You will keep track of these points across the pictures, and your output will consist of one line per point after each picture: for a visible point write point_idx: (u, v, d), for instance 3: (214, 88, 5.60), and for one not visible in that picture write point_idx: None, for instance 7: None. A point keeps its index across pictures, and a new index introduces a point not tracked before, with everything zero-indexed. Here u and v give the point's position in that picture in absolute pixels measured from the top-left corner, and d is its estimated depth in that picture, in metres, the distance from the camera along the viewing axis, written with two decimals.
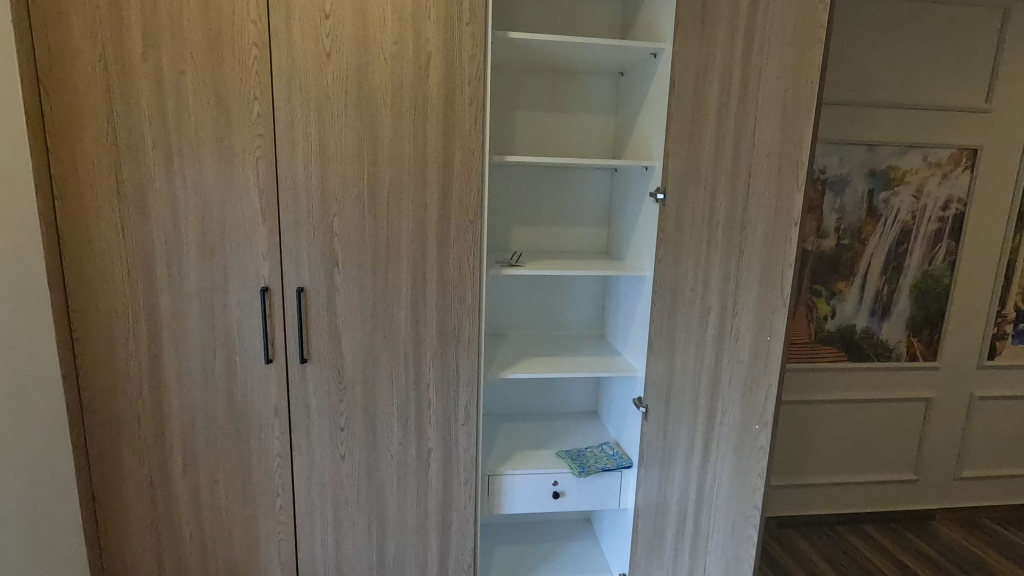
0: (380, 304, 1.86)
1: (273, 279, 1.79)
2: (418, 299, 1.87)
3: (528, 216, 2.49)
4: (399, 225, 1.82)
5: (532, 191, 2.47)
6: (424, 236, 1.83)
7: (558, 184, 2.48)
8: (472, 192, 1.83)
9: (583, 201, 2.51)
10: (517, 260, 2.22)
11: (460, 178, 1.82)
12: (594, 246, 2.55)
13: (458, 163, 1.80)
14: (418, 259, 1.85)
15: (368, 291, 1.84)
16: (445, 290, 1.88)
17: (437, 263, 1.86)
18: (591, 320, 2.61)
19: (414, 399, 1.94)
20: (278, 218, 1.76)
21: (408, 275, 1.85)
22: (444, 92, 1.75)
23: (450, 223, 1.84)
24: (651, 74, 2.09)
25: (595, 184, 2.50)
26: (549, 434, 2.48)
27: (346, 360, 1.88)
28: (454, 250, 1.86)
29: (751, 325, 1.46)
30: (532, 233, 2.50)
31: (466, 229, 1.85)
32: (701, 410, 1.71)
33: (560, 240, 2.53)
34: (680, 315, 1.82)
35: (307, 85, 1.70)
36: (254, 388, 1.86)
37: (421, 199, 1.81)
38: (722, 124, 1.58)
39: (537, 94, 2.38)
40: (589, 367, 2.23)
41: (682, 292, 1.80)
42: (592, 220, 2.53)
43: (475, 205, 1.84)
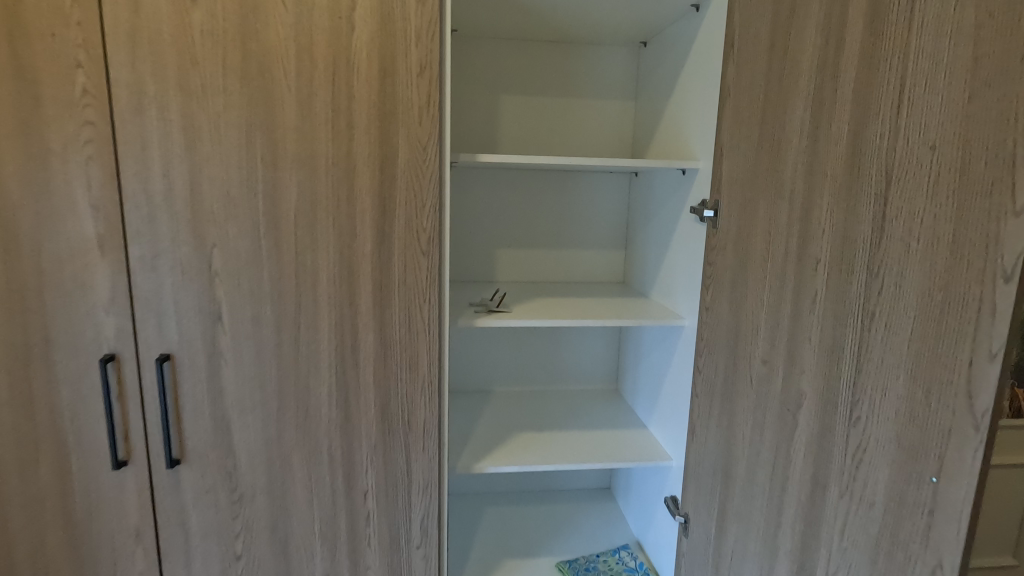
0: (289, 376, 1.24)
1: (123, 343, 1.18)
2: (348, 368, 1.25)
3: (519, 235, 1.87)
4: (316, 259, 1.20)
5: (523, 202, 1.85)
6: (353, 275, 1.21)
7: (558, 193, 1.86)
8: (425, 208, 1.21)
9: (591, 215, 1.88)
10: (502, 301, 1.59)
11: (406, 188, 1.19)
12: (606, 275, 1.93)
13: (404, 163, 1.18)
14: (345, 310, 1.22)
15: (271, 357, 1.23)
16: (389, 353, 1.26)
17: (374, 316, 1.23)
18: (601, 371, 2.00)
19: (344, 513, 1.31)
20: (124, 251, 1.15)
21: (331, 334, 1.23)
22: (378, 56, 1.14)
23: (394, 255, 1.22)
24: (691, 38, 1.47)
25: (608, 192, 1.88)
26: (547, 526, 1.86)
27: (240, 458, 1.26)
28: (399, 296, 1.24)
29: (893, 448, 0.82)
30: (522, 257, 1.88)
31: (418, 264, 1.23)
32: (781, 557, 1.07)
33: (561, 266, 1.91)
34: (739, 396, 1.19)
35: (161, 42, 1.09)
36: (102, 502, 1.25)
37: (349, 219, 1.19)
38: (823, 99, 0.95)
39: (529, 73, 1.76)
40: (601, 449, 1.61)
41: (746, 362, 1.17)
42: (604, 240, 1.91)
43: (430, 228, 1.21)
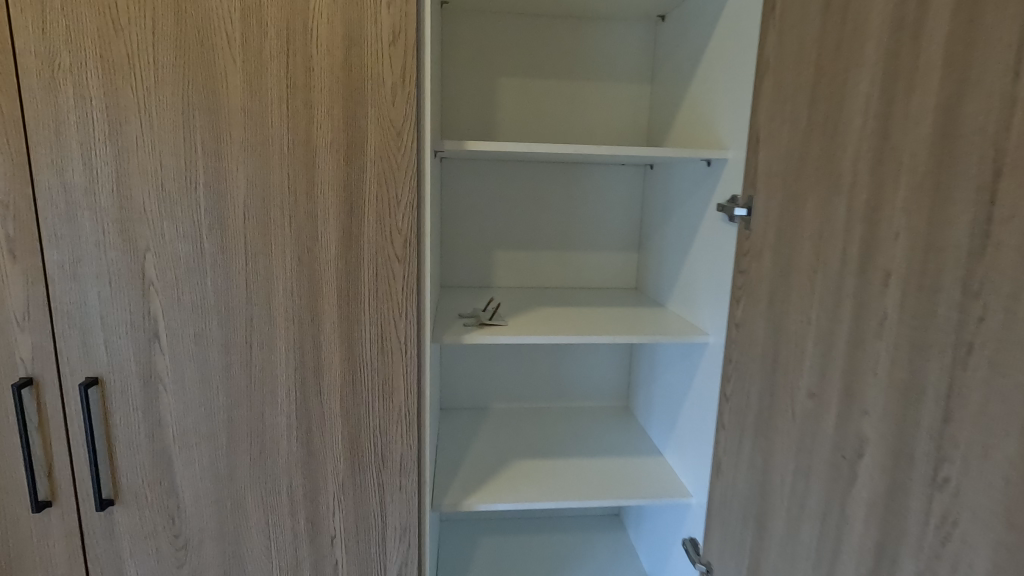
0: (241, 404, 1.05)
1: (42, 365, 1.00)
2: (311, 394, 1.06)
3: (518, 235, 1.67)
4: (269, 266, 1.00)
5: (523, 199, 1.65)
6: (315, 286, 1.02)
7: (563, 188, 1.65)
8: (400, 206, 1.00)
9: (600, 213, 1.68)
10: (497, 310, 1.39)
11: (377, 182, 0.99)
12: (616, 280, 1.73)
13: (373, 152, 0.98)
14: (306, 326, 1.03)
15: (218, 382, 1.04)
16: (358, 378, 1.06)
17: (340, 334, 1.04)
18: (610, 386, 1.80)
19: (308, 561, 1.12)
20: (40, 257, 0.96)
21: (291, 354, 1.04)
22: (342, 20, 0.93)
23: (363, 261, 1.02)
24: (718, 6, 1.25)
25: (619, 188, 1.67)
26: (549, 560, 1.66)
27: (185, 498, 1.07)
28: (369, 310, 1.04)
29: (982, 526, 0.60)
30: (523, 260, 1.68)
31: (391, 272, 1.03)
32: None
33: (566, 271, 1.70)
34: (776, 435, 0.99)
35: (77, 3, 0.89)
36: (24, 549, 1.07)
37: (309, 219, 0.99)
38: (897, 65, 0.73)
39: (531, 52, 1.56)
40: (610, 480, 1.40)
41: (787, 393, 0.96)
42: (614, 241, 1.70)
43: (405, 230, 1.01)
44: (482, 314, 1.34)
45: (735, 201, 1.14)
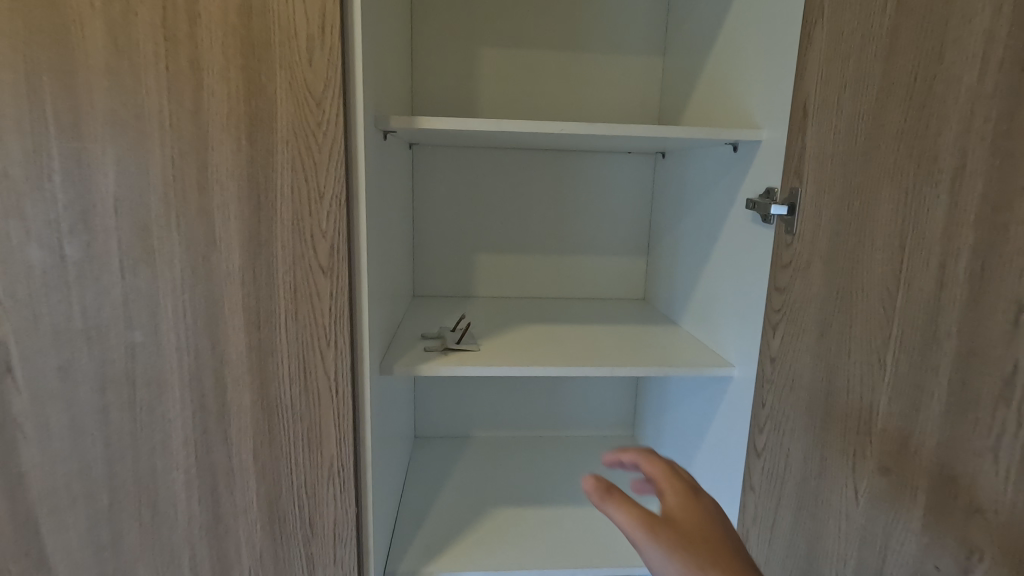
0: (124, 457, 0.81)
1: None
2: (214, 445, 0.82)
3: (504, 236, 1.41)
4: (153, 281, 0.76)
5: (510, 194, 1.39)
6: (214, 306, 0.78)
7: (557, 181, 1.40)
8: (323, 202, 0.76)
9: (600, 210, 1.42)
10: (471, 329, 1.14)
11: (291, 170, 0.74)
12: (620, 289, 1.47)
13: (285, 129, 0.73)
14: (203, 359, 0.79)
15: (92, 430, 0.80)
16: (275, 424, 0.82)
17: (250, 369, 0.80)
18: (613, 412, 1.54)
19: None
20: None
21: (185, 394, 0.80)
22: None
23: (275, 273, 0.77)
24: None
25: (624, 180, 1.41)
26: None
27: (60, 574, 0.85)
28: (285, 338, 0.79)
29: None
30: (509, 265, 1.43)
31: (314, 289, 0.78)
32: None
33: (561, 278, 1.45)
34: (827, 516, 0.72)
35: None
36: None
37: (201, 218, 0.75)
38: None
39: (518, 17, 1.30)
40: (608, 538, 1.15)
41: (844, 461, 0.69)
42: (618, 243, 1.44)
43: (331, 234, 0.77)
44: (449, 333, 1.08)
45: (770, 193, 0.87)
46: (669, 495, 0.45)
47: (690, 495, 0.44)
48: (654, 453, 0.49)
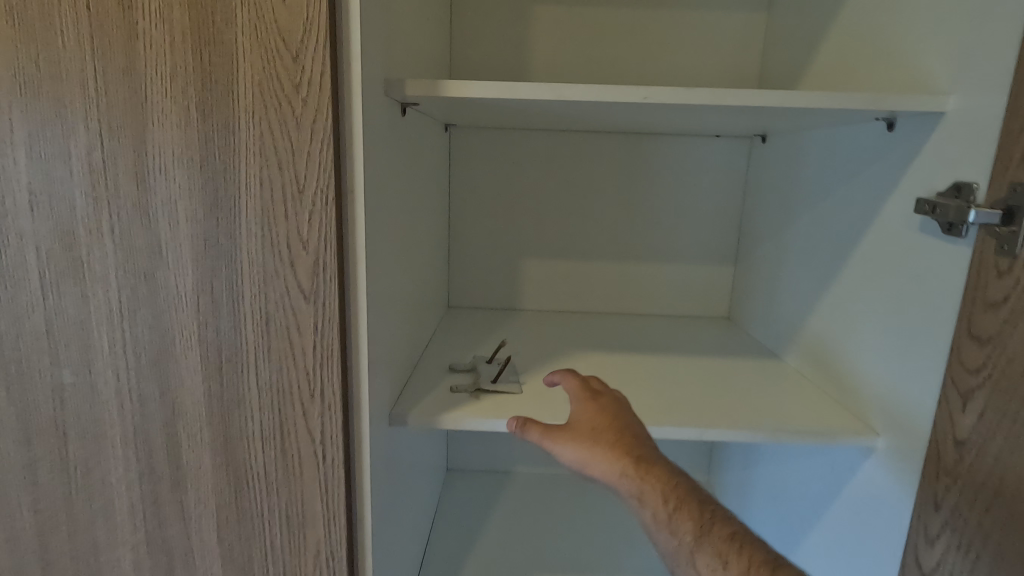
0: (58, 527, 0.63)
1: None
2: (169, 518, 0.62)
3: (557, 239, 1.17)
4: (82, 304, 0.56)
5: (565, 187, 1.14)
6: (162, 339, 0.57)
7: (624, 172, 1.13)
8: (303, 200, 0.53)
9: (677, 207, 1.15)
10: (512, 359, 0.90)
11: (258, 155, 0.52)
12: (699, 305, 1.19)
13: (248, 95, 0.51)
14: (151, 408, 0.59)
15: (19, 492, 0.62)
16: (245, 496, 0.61)
17: (211, 424, 0.59)
18: (683, 454, 1.27)
19: None
20: None
21: (129, 452, 0.60)
22: None
23: (241, 298, 0.56)
24: None
25: (708, 170, 1.13)
26: None
27: None
28: (256, 384, 0.58)
29: None
30: (562, 273, 1.18)
31: (292, 322, 0.56)
32: None
33: (625, 290, 1.19)
34: None
35: None
36: None
37: (142, 220, 0.54)
38: None
39: None
40: None
41: None
42: (697, 250, 1.17)
43: (315, 245, 0.55)
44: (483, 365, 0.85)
45: (973, 197, 0.57)
46: (574, 399, 0.68)
47: (587, 397, 0.67)
48: (571, 372, 0.71)
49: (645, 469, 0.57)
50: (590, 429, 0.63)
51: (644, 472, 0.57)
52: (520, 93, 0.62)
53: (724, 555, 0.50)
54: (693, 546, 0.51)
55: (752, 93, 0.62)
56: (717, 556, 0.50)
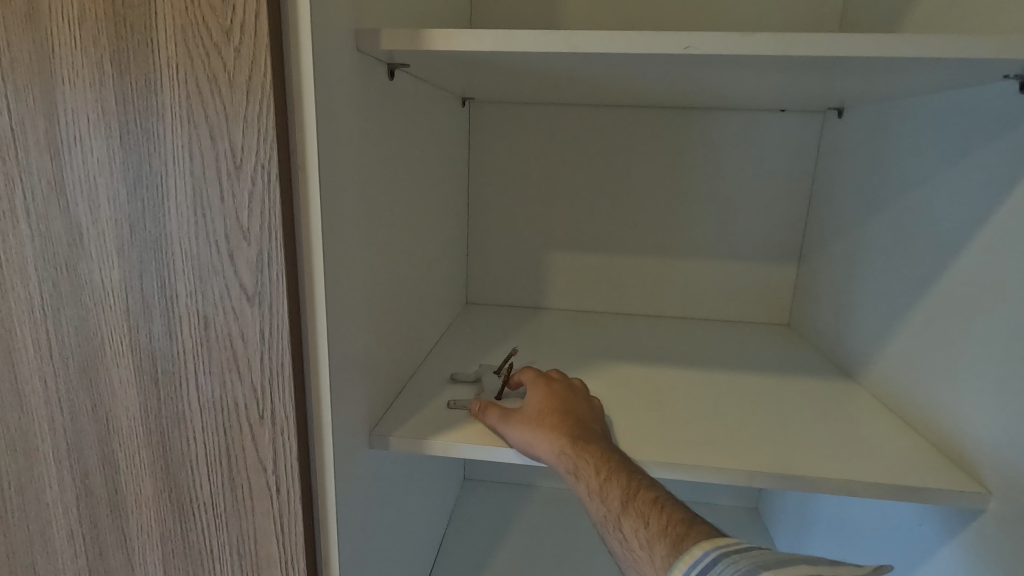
0: None
1: None
2: (110, 547, 0.54)
3: (590, 229, 1.03)
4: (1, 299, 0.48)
5: (599, 169, 1.00)
6: (90, 343, 0.48)
7: (668, 153, 0.98)
8: (241, 176, 0.43)
9: (730, 194, 0.98)
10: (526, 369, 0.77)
11: (185, 119, 0.42)
12: (753, 309, 1.03)
13: (169, 44, 0.41)
14: (82, 421, 0.51)
15: None
16: (189, 528, 0.52)
17: (149, 444, 0.50)
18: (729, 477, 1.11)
19: None
20: None
21: (63, 470, 0.52)
22: None
23: (173, 295, 0.46)
24: None
25: (769, 151, 0.96)
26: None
27: None
28: (195, 399, 0.48)
29: None
30: (593, 267, 1.04)
31: (234, 328, 0.46)
32: None
33: (666, 290, 1.04)
34: None
35: None
36: None
37: (59, 200, 0.45)
38: None
39: None
40: None
41: None
42: (753, 244, 1.00)
43: (258, 234, 0.44)
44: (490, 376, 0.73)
45: None
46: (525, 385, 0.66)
47: (538, 381, 0.65)
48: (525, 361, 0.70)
49: (582, 445, 0.54)
50: (536, 411, 0.60)
51: (580, 448, 0.54)
52: (526, 43, 0.48)
53: (646, 517, 0.46)
54: (618, 511, 0.48)
55: (836, 39, 0.47)
56: (640, 520, 0.47)
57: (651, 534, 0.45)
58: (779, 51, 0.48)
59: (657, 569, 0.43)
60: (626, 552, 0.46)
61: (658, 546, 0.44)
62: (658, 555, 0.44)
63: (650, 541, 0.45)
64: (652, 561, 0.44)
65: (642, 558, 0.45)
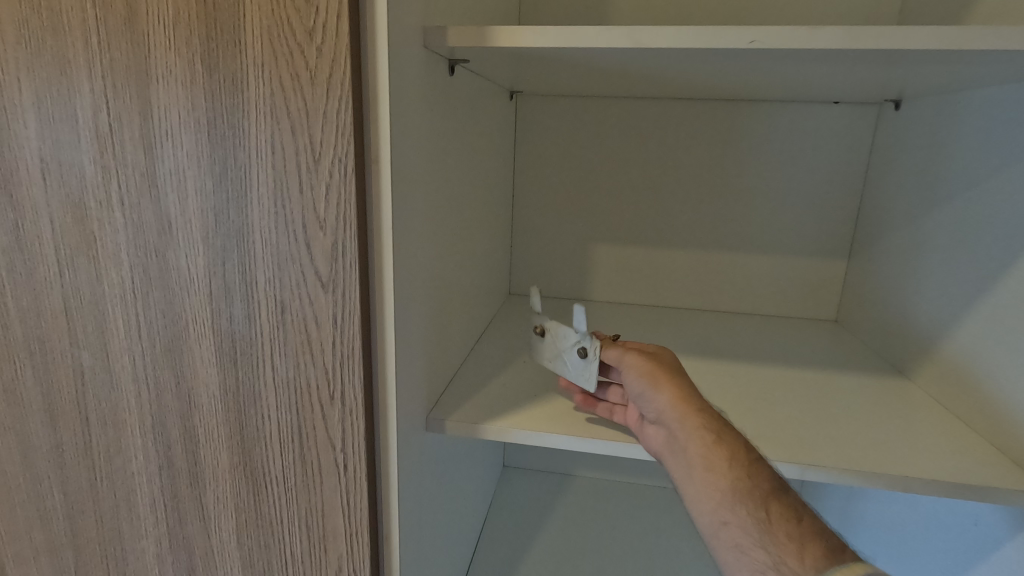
0: (86, 512, 0.61)
1: None
2: (188, 515, 0.58)
3: (634, 222, 1.03)
4: (96, 283, 0.52)
5: (645, 162, 1.00)
6: (175, 326, 0.52)
7: (716, 145, 0.97)
8: (319, 170, 0.45)
9: (780, 187, 0.97)
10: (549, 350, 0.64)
11: (269, 116, 0.44)
12: (800, 305, 1.02)
13: (256, 45, 0.43)
14: (167, 397, 0.54)
15: (48, 473, 0.60)
16: (261, 500, 0.55)
17: (227, 421, 0.53)
18: None
19: None
20: None
21: (147, 442, 0.56)
22: None
23: (252, 281, 0.49)
24: None
25: (822, 143, 0.94)
26: None
27: None
28: (270, 378, 0.51)
29: None
30: (637, 260, 1.05)
31: (309, 313, 0.49)
32: None
33: (711, 283, 1.03)
34: None
35: None
36: None
37: (150, 192, 0.48)
38: None
39: None
40: None
41: None
42: (801, 239, 0.99)
43: (333, 225, 0.46)
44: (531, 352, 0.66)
45: None
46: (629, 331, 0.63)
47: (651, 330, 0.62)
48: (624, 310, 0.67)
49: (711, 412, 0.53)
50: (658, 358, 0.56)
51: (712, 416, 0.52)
52: (589, 40, 0.49)
53: (787, 514, 0.46)
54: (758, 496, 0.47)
55: (905, 32, 0.46)
56: (779, 514, 0.46)
57: (794, 530, 0.45)
58: (846, 45, 0.47)
59: (803, 566, 0.42)
60: (758, 538, 0.45)
61: (807, 546, 0.44)
62: (807, 555, 0.43)
63: (791, 535, 0.45)
64: (795, 554, 0.43)
65: (782, 549, 0.44)
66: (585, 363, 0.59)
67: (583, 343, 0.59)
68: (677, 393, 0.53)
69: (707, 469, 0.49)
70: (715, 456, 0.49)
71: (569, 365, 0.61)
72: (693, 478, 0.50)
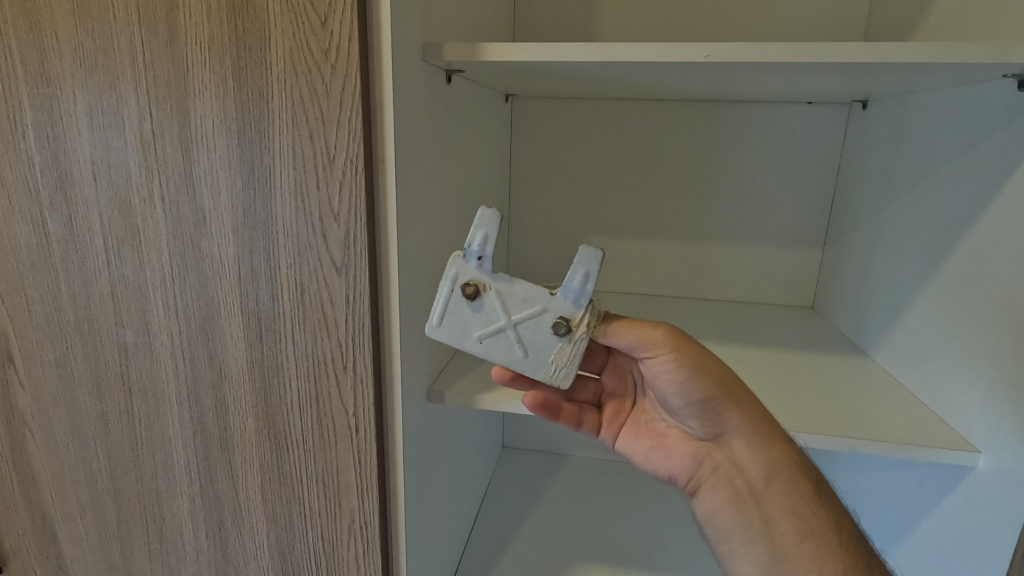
0: (127, 473, 0.68)
1: None
2: (219, 474, 0.66)
3: (623, 215, 1.10)
4: (139, 269, 0.60)
5: (632, 159, 1.07)
6: (209, 306, 0.59)
7: (698, 143, 1.04)
8: (333, 169, 0.52)
9: (758, 183, 1.04)
10: (497, 326, 0.50)
11: (290, 124, 0.52)
12: (779, 293, 1.08)
13: (279, 63, 0.51)
14: (201, 370, 0.62)
15: (94, 439, 0.68)
16: (283, 460, 0.63)
17: (253, 390, 0.61)
18: None
19: None
20: None
21: (183, 410, 0.64)
22: None
23: (275, 265, 0.56)
24: None
25: (797, 141, 1.01)
26: None
27: None
28: (290, 351, 0.59)
29: None
30: (626, 252, 1.12)
31: (325, 294, 0.56)
32: None
33: (696, 273, 1.10)
34: None
35: None
36: None
37: (188, 189, 0.56)
38: None
39: None
40: None
41: None
42: (779, 231, 1.06)
43: (346, 217, 0.53)
44: (427, 326, 0.52)
45: None
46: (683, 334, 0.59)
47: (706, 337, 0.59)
48: None
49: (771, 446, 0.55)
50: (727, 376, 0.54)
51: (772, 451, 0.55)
52: (566, 55, 0.56)
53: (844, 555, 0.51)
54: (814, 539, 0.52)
55: (840, 46, 0.53)
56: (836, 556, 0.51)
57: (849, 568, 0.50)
58: (789, 57, 0.54)
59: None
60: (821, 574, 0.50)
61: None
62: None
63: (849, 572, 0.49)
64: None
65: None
66: (558, 339, 0.50)
67: (558, 313, 0.50)
68: (753, 422, 0.55)
69: (799, 526, 0.52)
70: (807, 513, 0.53)
71: (520, 344, 0.51)
72: (771, 528, 0.53)
